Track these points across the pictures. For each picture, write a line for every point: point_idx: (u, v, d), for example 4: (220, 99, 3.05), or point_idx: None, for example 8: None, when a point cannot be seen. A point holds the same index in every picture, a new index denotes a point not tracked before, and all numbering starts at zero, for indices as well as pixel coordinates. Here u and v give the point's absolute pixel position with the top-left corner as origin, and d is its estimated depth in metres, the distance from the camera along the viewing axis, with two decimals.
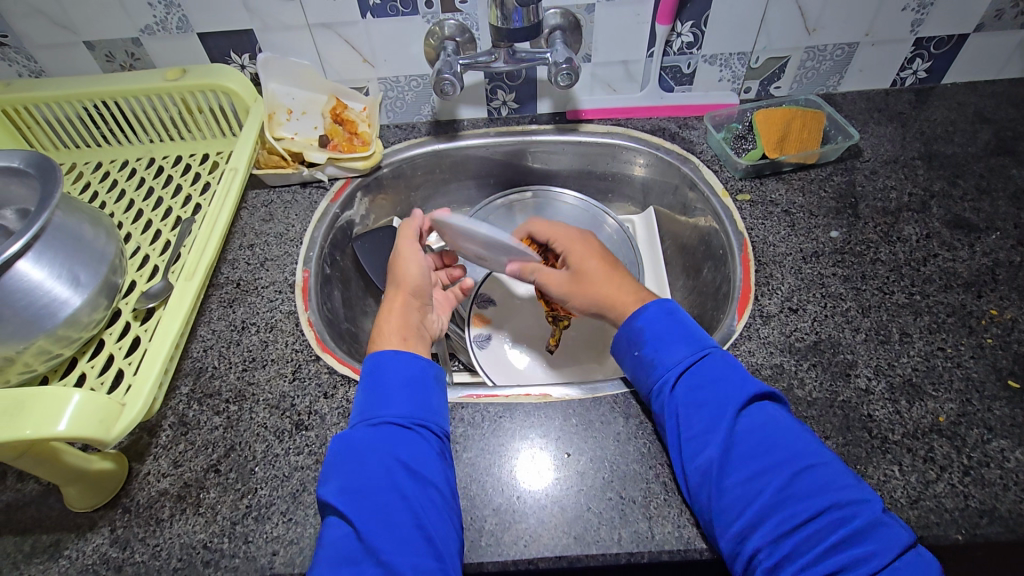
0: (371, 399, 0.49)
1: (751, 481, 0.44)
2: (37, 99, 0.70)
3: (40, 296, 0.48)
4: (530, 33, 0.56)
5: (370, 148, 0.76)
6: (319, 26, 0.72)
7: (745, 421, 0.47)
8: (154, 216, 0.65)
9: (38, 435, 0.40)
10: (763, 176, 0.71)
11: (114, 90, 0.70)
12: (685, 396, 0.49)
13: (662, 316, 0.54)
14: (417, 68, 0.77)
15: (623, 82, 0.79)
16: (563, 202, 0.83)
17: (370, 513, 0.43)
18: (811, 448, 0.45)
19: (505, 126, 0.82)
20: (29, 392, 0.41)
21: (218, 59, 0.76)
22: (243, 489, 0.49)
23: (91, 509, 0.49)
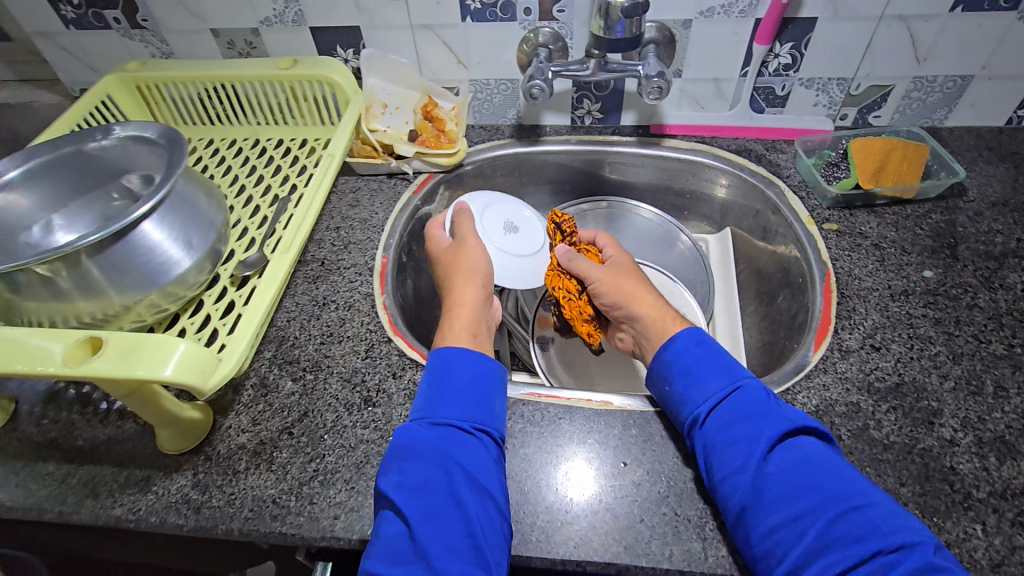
0: (434, 393, 0.51)
1: (789, 525, 0.41)
2: (166, 78, 0.78)
3: (158, 255, 0.53)
4: (631, 45, 0.57)
5: (456, 145, 0.79)
6: (421, 27, 0.75)
7: (780, 455, 0.45)
8: (256, 193, 0.70)
9: (149, 378, 0.44)
10: (853, 208, 0.68)
11: (231, 74, 0.76)
12: (716, 432, 0.48)
13: (691, 347, 0.54)
14: (508, 72, 0.79)
15: (712, 99, 0.78)
16: (640, 216, 0.83)
17: (423, 513, 0.44)
18: (858, 485, 0.43)
19: (587, 135, 0.83)
20: (143, 337, 0.45)
21: (325, 52, 0.81)
22: (312, 454, 0.53)
23: (179, 452, 0.53)
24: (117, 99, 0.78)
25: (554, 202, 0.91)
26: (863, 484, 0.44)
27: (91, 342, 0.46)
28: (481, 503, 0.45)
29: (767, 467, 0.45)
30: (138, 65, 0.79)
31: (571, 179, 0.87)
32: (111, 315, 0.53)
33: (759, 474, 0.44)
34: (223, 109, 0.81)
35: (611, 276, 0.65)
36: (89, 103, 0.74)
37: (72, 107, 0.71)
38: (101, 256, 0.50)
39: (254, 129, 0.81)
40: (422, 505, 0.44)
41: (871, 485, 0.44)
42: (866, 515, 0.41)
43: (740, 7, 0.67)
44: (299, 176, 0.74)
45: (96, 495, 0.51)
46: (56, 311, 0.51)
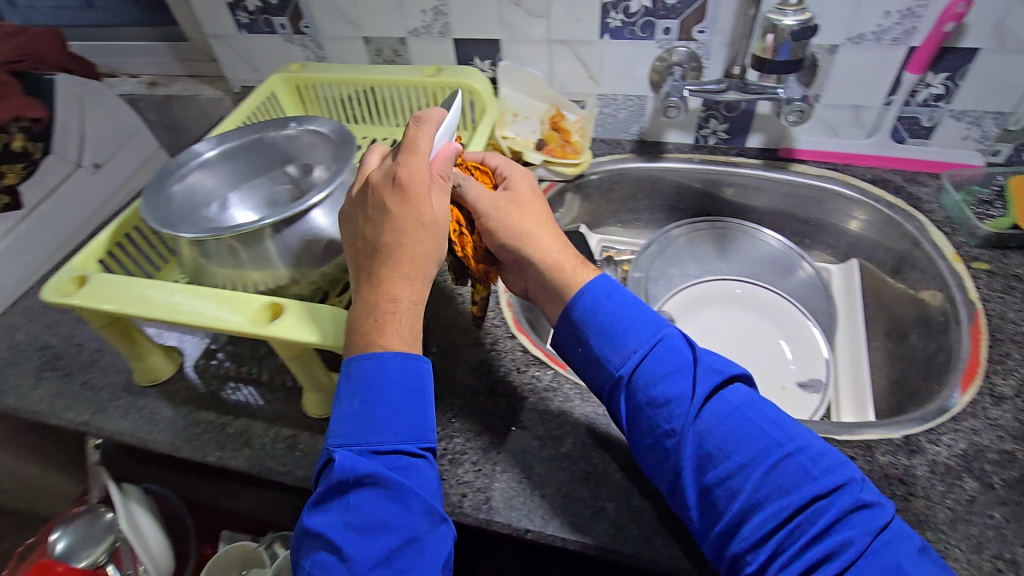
0: (368, 415, 0.45)
1: (727, 483, 0.43)
2: (323, 79, 0.86)
3: (323, 240, 0.58)
4: (791, 67, 0.57)
5: (581, 157, 0.82)
6: (559, 42, 0.79)
7: (709, 410, 0.46)
8: None
9: (323, 343, 0.49)
10: (1007, 249, 0.64)
11: (381, 78, 0.82)
12: (647, 391, 0.48)
13: (602, 296, 0.53)
14: (637, 89, 0.81)
15: (848, 127, 0.76)
16: (762, 241, 0.82)
17: (374, 553, 0.41)
18: (788, 431, 0.45)
19: (711, 155, 0.83)
20: (319, 307, 0.51)
21: (464, 62, 0.86)
22: (442, 433, 0.57)
23: (321, 417, 0.58)
24: (279, 96, 0.87)
25: (667, 220, 0.91)
26: (788, 425, 0.46)
27: (272, 308, 0.52)
28: (424, 522, 0.43)
29: (702, 420, 0.46)
30: (298, 67, 0.87)
31: (688, 198, 0.87)
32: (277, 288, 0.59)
33: (699, 431, 0.45)
34: (368, 110, 0.88)
35: (502, 205, 0.59)
36: (258, 99, 0.83)
37: (245, 101, 0.80)
38: (280, 234, 0.56)
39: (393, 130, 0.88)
40: (372, 544, 0.41)
41: (790, 422, 0.46)
42: (799, 460, 0.43)
43: (894, 35, 0.66)
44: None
45: (252, 445, 0.57)
46: (235, 278, 0.58)
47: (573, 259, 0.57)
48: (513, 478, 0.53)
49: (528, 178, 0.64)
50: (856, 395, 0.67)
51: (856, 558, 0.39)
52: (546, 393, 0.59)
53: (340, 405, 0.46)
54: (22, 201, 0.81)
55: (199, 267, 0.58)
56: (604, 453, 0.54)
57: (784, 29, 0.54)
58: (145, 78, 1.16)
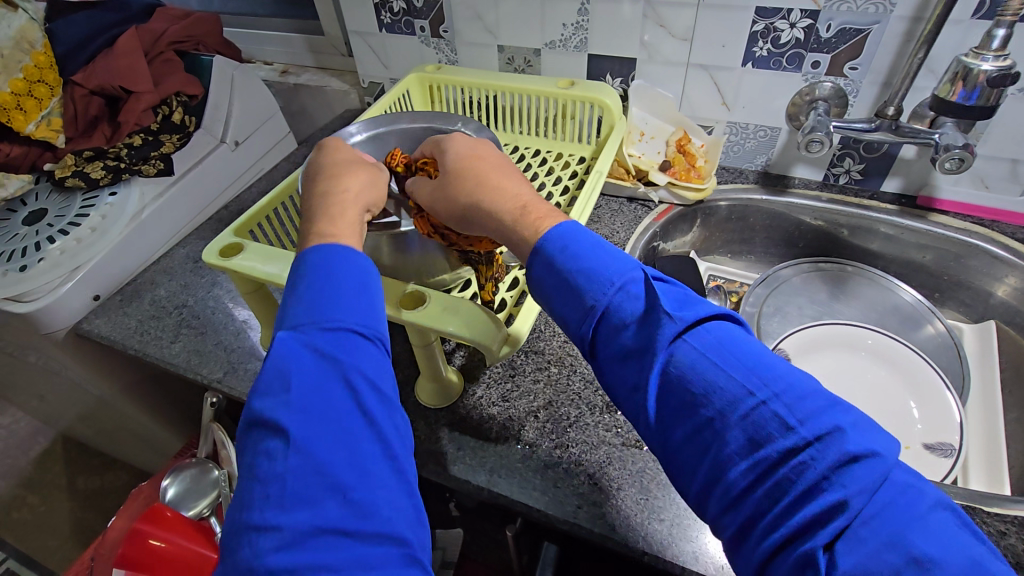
0: (309, 304, 0.39)
1: (696, 439, 0.35)
2: (456, 83, 0.89)
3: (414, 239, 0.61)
4: (982, 113, 0.55)
5: (706, 182, 0.80)
6: (698, 66, 0.79)
7: (678, 357, 0.37)
8: None
9: (457, 333, 0.50)
10: None
11: (513, 86, 0.84)
12: (610, 344, 0.40)
13: (563, 236, 0.43)
14: (771, 120, 0.79)
15: (1002, 180, 0.71)
16: (896, 294, 0.77)
17: (310, 434, 0.34)
18: (766, 375, 0.35)
19: (840, 195, 0.80)
20: (455, 301, 0.52)
21: (594, 78, 0.87)
22: (557, 442, 0.56)
23: (434, 407, 0.60)
24: (412, 94, 0.90)
25: (780, 256, 0.89)
26: (770, 366, 0.36)
27: (412, 296, 0.53)
28: (363, 408, 0.36)
29: (669, 372, 0.37)
30: (434, 67, 0.90)
31: (808, 237, 0.85)
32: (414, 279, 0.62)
33: (662, 384, 0.37)
34: (494, 115, 0.90)
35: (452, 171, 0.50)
36: (394, 96, 0.87)
37: (384, 97, 0.84)
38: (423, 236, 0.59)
39: (517, 137, 0.90)
40: (309, 428, 0.34)
41: (779, 364, 0.36)
42: (774, 410, 0.33)
43: None
44: (557, 187, 0.80)
45: None
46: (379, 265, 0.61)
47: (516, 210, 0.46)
48: (630, 498, 0.51)
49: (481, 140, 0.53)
50: (992, 466, 0.62)
51: (848, 526, 0.29)
52: None
53: (284, 298, 0.41)
54: (172, 168, 0.85)
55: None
56: None
57: (980, 73, 0.53)
58: (278, 67, 1.24)
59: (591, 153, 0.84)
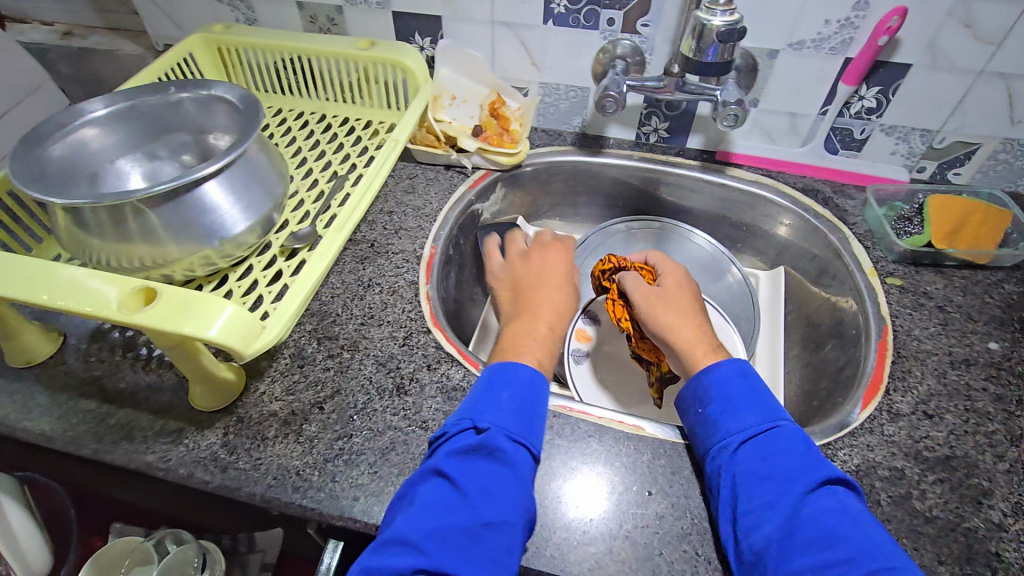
0: (510, 405, 0.49)
1: (807, 568, 0.39)
2: (246, 44, 0.79)
3: (214, 214, 0.53)
4: (720, 69, 0.57)
5: (518, 146, 0.79)
6: (502, 25, 0.75)
7: (819, 499, 0.43)
8: (315, 166, 0.71)
9: (193, 334, 0.43)
10: (920, 265, 0.65)
11: (308, 47, 0.76)
12: (750, 463, 0.46)
13: (734, 377, 0.52)
14: (580, 80, 0.78)
15: (784, 134, 0.76)
16: (693, 242, 0.81)
17: (483, 508, 0.43)
18: (889, 554, 0.40)
19: (650, 153, 0.81)
20: (196, 295, 0.45)
21: (403, 38, 0.82)
22: (339, 432, 0.53)
23: (209, 410, 0.55)
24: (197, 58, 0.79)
25: (605, 217, 0.90)
26: (882, 545, 0.40)
27: (145, 292, 0.45)
28: (529, 518, 0.45)
29: (802, 509, 0.42)
30: (221, 27, 0.79)
31: (626, 196, 0.86)
32: (161, 260, 0.53)
33: (791, 516, 0.42)
34: (294, 80, 0.81)
35: (655, 298, 0.62)
36: (173, 58, 0.75)
37: (157, 61, 0.73)
38: (166, 207, 0.50)
39: (323, 104, 0.82)
40: (483, 502, 0.43)
41: (895, 548, 0.41)
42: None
43: (832, 44, 0.65)
44: (360, 156, 0.73)
45: (131, 439, 0.53)
46: (118, 249, 0.51)
47: (710, 345, 0.57)
48: None
49: (681, 275, 0.66)
50: (772, 403, 0.67)
51: None
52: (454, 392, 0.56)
53: (485, 389, 0.50)
54: None
55: (76, 238, 0.51)
56: None
57: (712, 29, 0.53)
58: (61, 28, 1.05)
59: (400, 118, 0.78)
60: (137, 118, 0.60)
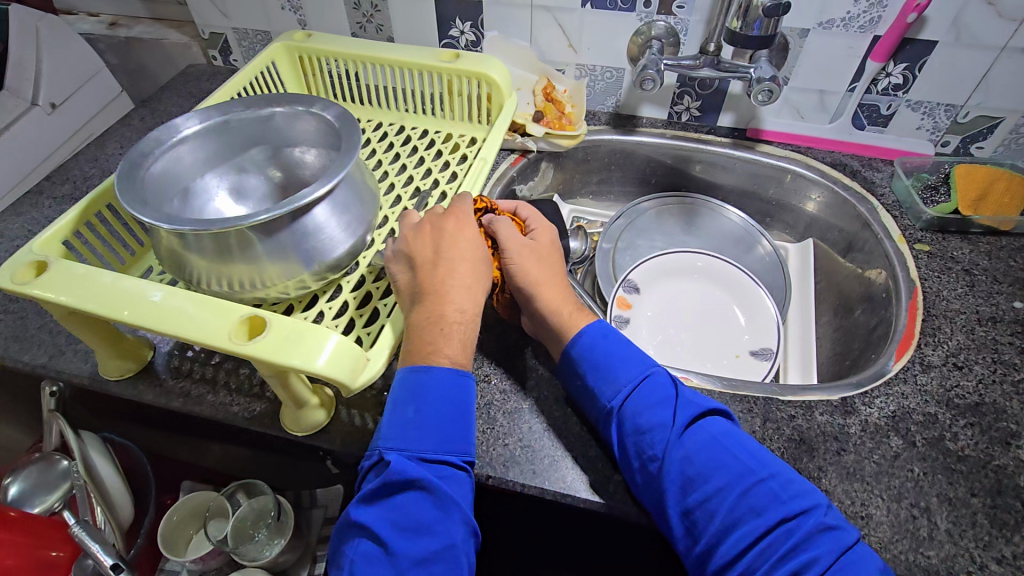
0: (413, 426, 0.47)
1: (703, 504, 0.44)
2: (330, 53, 0.81)
3: (316, 239, 0.56)
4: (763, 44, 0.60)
5: (578, 129, 0.83)
6: (542, 8, 0.79)
7: (692, 437, 0.47)
8: (397, 183, 0.74)
9: (303, 366, 0.45)
10: (947, 233, 0.68)
11: (392, 59, 0.78)
12: (633, 419, 0.49)
13: (598, 339, 0.54)
14: (616, 61, 0.82)
15: (813, 111, 0.79)
16: (726, 217, 0.85)
17: (402, 531, 0.45)
18: (762, 459, 0.46)
19: (682, 132, 0.85)
20: (301, 327, 0.47)
21: (444, 22, 0.85)
22: None
23: (296, 434, 0.55)
24: (280, 66, 0.83)
25: (636, 194, 0.94)
26: (762, 453, 0.47)
27: (250, 322, 0.47)
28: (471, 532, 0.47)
29: (678, 450, 0.47)
30: (306, 36, 0.83)
31: (658, 173, 0.90)
32: (262, 282, 0.56)
33: (678, 460, 0.46)
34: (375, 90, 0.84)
35: (525, 253, 0.59)
36: (256, 69, 0.79)
37: (243, 72, 0.77)
38: (271, 235, 0.54)
39: (401, 116, 0.84)
40: (412, 542, 0.44)
41: (767, 452, 0.47)
42: (771, 486, 0.44)
43: (861, 23, 0.69)
44: (441, 172, 0.77)
45: (216, 392, 0.58)
46: (222, 270, 0.55)
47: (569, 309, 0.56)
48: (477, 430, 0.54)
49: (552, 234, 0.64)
50: (805, 368, 0.71)
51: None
52: (512, 350, 0.60)
53: (389, 414, 0.49)
54: None
55: (180, 254, 0.55)
56: (566, 405, 0.56)
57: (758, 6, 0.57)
58: (106, 18, 1.08)
59: (481, 133, 0.80)
60: (229, 134, 0.64)
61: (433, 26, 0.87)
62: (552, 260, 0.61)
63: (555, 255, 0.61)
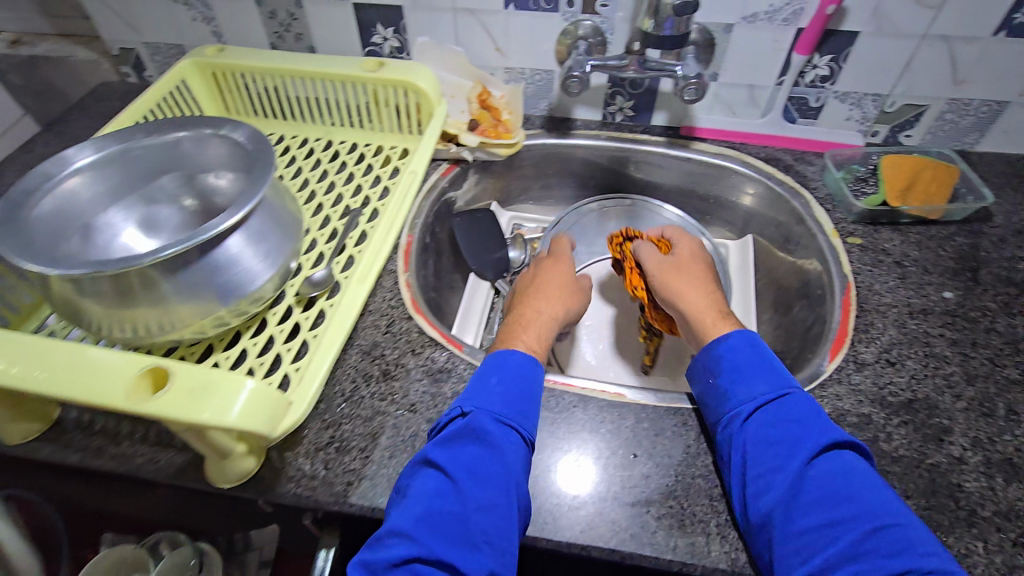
0: (498, 390, 0.51)
1: (821, 530, 0.41)
2: (243, 69, 0.72)
3: (235, 270, 0.49)
4: (676, 43, 0.59)
5: (515, 136, 0.80)
6: (464, 11, 0.75)
7: (824, 463, 0.44)
8: (326, 201, 0.66)
9: (213, 421, 0.39)
10: (878, 224, 0.68)
11: (311, 70, 0.70)
12: (756, 429, 0.47)
13: (744, 347, 0.53)
14: (545, 63, 0.79)
15: (745, 106, 0.78)
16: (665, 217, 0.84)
17: (476, 501, 0.44)
18: (894, 503, 0.42)
19: (617, 132, 0.83)
20: (208, 375, 0.41)
21: (365, 29, 0.81)
22: (329, 421, 0.53)
23: (221, 485, 0.49)
24: (192, 85, 0.74)
25: (576, 196, 0.91)
26: (894, 499, 0.43)
27: (152, 375, 0.41)
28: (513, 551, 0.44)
29: (807, 471, 0.44)
30: (213, 51, 0.73)
31: (597, 175, 0.88)
32: (175, 324, 0.49)
33: (798, 476, 0.44)
34: (299, 105, 0.75)
35: (664, 266, 0.65)
36: (161, 92, 0.70)
37: (143, 96, 0.67)
38: (179, 273, 0.46)
39: (328, 129, 0.75)
40: (475, 488, 0.45)
41: (898, 501, 0.43)
42: (903, 534, 0.40)
43: (784, 16, 0.67)
44: (373, 187, 0.69)
45: (118, 443, 0.52)
46: (123, 316, 0.47)
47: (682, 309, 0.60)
48: (401, 465, 0.51)
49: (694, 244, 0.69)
50: None
51: None
52: (440, 374, 0.57)
53: (472, 383, 0.53)
54: None
55: (74, 304, 0.47)
56: None
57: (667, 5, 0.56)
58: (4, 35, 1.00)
59: (413, 144, 0.72)
60: (131, 162, 0.55)
61: (354, 31, 0.82)
62: (699, 271, 0.64)
63: (695, 262, 0.66)
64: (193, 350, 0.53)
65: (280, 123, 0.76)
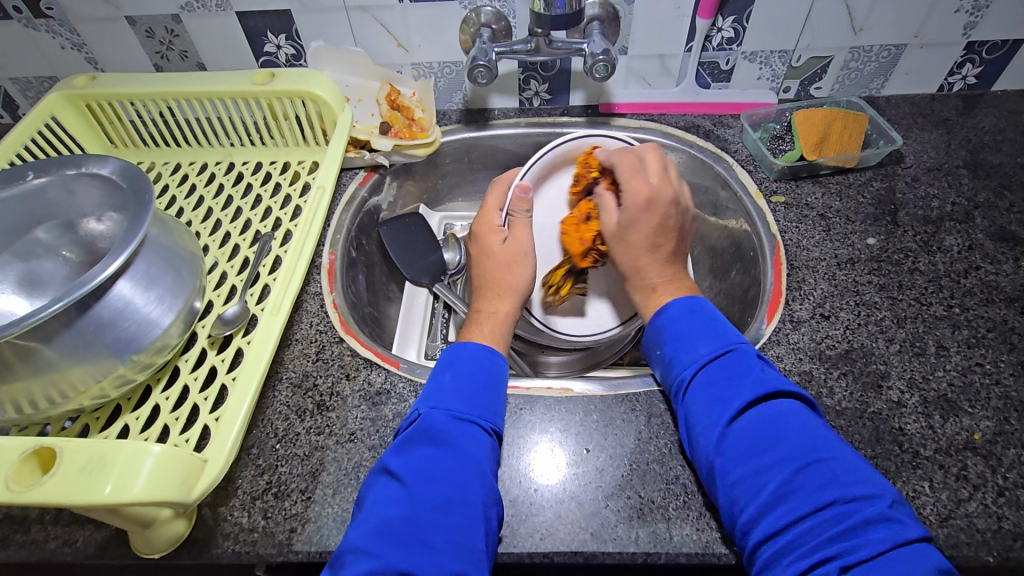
0: (452, 386, 0.49)
1: (751, 477, 0.40)
2: (122, 96, 0.66)
3: (127, 322, 0.45)
4: (569, 20, 0.59)
5: (431, 135, 0.77)
6: (357, 9, 0.71)
7: (750, 416, 0.43)
8: (233, 229, 0.61)
9: (116, 497, 0.36)
10: (799, 179, 0.69)
11: (196, 90, 0.64)
12: (700, 390, 0.46)
13: (685, 315, 0.51)
14: (451, 54, 0.76)
15: (659, 76, 0.77)
16: None
17: (429, 500, 0.41)
18: (827, 444, 0.41)
19: (536, 118, 0.81)
20: (103, 447, 0.37)
21: (255, 39, 0.76)
22: (263, 466, 0.49)
23: (156, 557, 0.45)
24: (63, 120, 0.67)
25: None
26: (829, 437, 0.42)
27: (39, 456, 0.38)
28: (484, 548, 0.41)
29: (733, 427, 0.43)
30: (85, 80, 0.67)
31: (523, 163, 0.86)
32: (71, 392, 0.44)
33: (722, 435, 0.43)
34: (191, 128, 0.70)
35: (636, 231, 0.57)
36: (29, 132, 0.63)
37: (7, 138, 0.60)
38: (60, 334, 0.42)
39: (228, 151, 0.70)
40: (430, 487, 0.42)
41: (835, 438, 0.42)
42: (826, 471, 0.39)
43: None
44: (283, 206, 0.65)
45: (25, 529, 0.47)
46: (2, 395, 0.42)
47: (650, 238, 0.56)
48: (346, 501, 0.48)
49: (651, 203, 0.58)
50: None
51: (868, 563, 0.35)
52: (378, 397, 0.54)
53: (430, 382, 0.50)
54: None
55: None
56: None
57: None
58: None
59: (321, 156, 0.69)
60: None
61: (243, 43, 0.76)
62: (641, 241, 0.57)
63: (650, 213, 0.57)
64: (98, 415, 0.49)
65: (173, 151, 0.70)
